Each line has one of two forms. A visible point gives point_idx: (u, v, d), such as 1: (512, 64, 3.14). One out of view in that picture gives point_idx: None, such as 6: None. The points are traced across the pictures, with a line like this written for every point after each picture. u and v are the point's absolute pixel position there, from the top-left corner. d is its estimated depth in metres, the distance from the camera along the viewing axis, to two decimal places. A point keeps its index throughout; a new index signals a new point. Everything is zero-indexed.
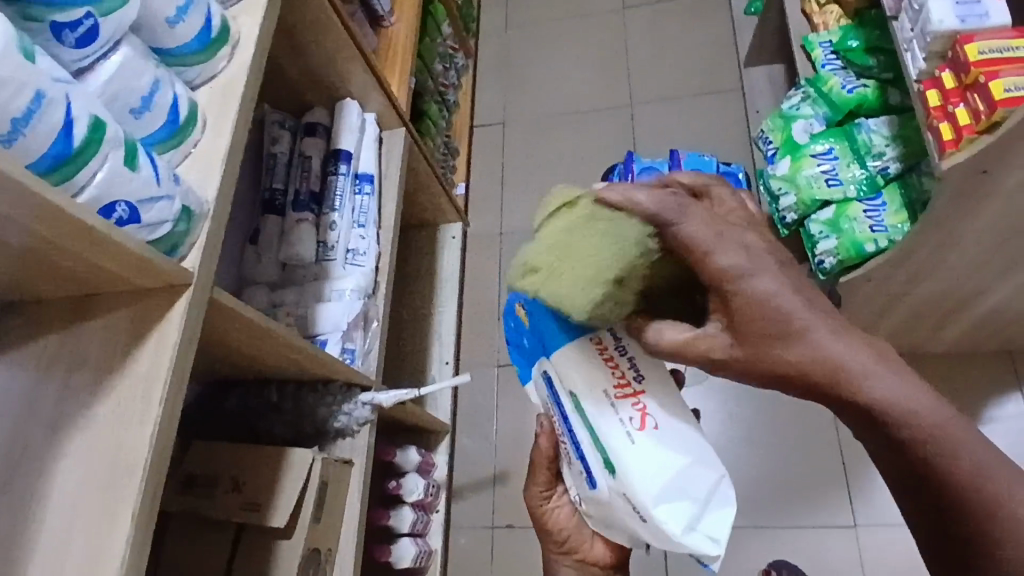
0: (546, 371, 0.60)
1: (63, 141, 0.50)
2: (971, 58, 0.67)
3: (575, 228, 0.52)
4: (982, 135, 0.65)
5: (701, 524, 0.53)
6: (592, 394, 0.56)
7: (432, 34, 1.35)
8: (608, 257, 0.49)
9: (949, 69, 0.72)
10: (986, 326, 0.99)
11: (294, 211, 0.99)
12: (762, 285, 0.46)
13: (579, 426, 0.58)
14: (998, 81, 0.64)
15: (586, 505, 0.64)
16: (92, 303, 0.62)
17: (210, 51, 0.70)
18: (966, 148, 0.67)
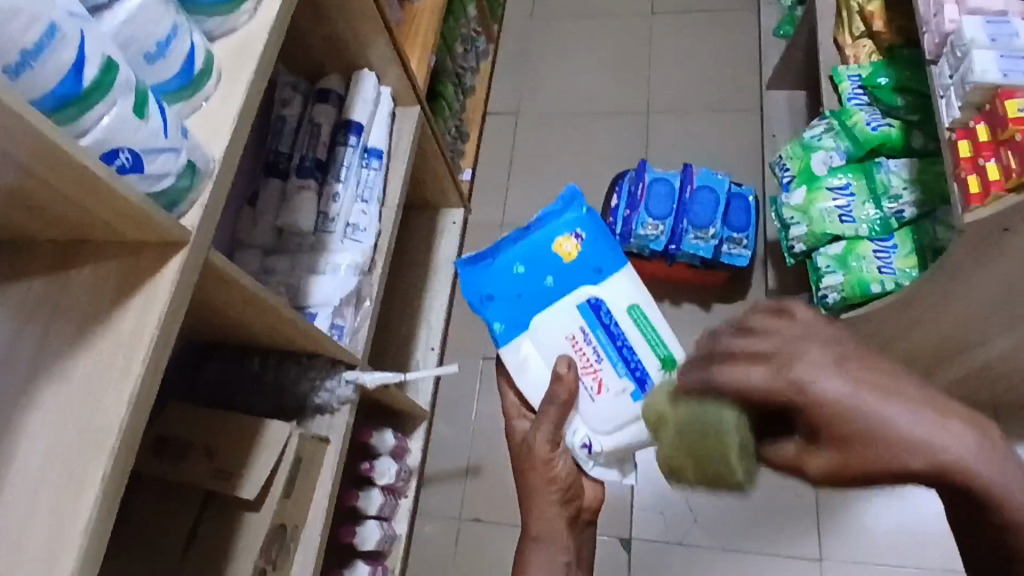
0: (597, 296, 0.79)
1: (73, 79, 0.47)
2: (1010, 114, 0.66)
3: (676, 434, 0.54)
4: (1010, 193, 0.64)
5: None
6: (647, 306, 0.80)
7: (456, 14, 1.33)
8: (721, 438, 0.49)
9: (984, 120, 0.70)
10: (974, 377, 1.00)
11: (298, 177, 0.97)
12: (833, 383, 0.41)
13: (633, 336, 0.79)
14: None
15: (609, 437, 0.78)
16: (82, 252, 0.60)
17: (234, 4, 0.68)
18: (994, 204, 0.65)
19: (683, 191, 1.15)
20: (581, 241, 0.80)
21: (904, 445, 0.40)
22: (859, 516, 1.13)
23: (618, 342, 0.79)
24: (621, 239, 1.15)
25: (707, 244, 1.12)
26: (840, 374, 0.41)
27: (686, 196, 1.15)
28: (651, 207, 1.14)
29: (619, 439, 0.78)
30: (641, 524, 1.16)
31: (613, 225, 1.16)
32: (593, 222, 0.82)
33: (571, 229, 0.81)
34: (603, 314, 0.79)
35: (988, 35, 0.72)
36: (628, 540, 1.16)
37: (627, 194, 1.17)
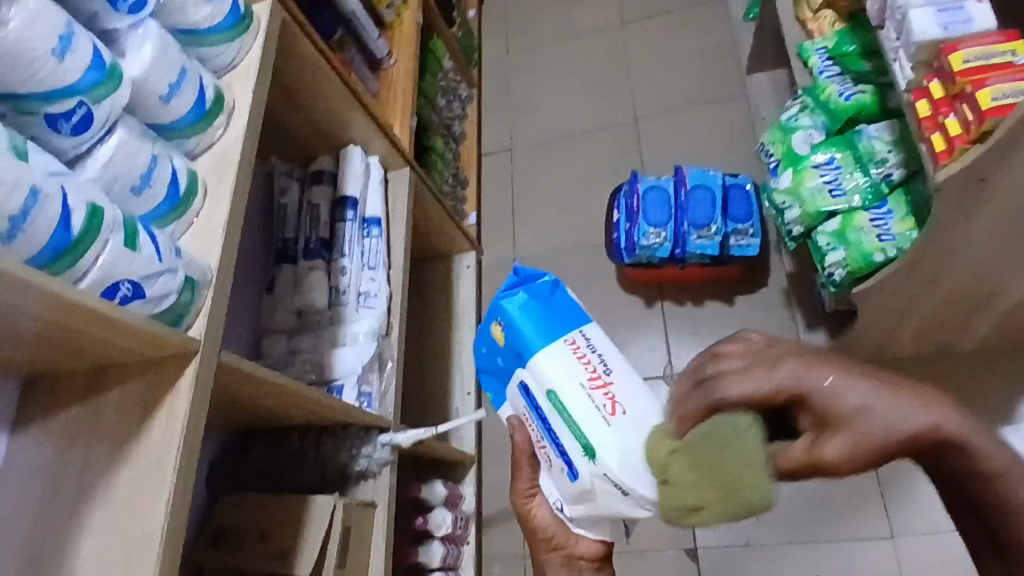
0: (524, 378, 0.67)
1: (63, 232, 0.53)
2: (955, 69, 0.67)
3: (696, 468, 0.52)
4: (974, 144, 0.66)
5: None
6: (569, 389, 0.64)
7: (432, 71, 1.39)
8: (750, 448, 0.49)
9: (937, 77, 0.72)
10: (1012, 319, 0.97)
11: (305, 259, 1.03)
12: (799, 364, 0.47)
13: (560, 423, 0.64)
14: (985, 91, 0.64)
15: (572, 506, 0.67)
16: (112, 377, 0.66)
17: (206, 122, 0.73)
18: (959, 158, 0.67)
19: (679, 194, 1.16)
20: (503, 327, 0.70)
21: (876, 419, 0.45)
22: (926, 487, 1.09)
23: (551, 426, 0.66)
24: (627, 253, 1.17)
25: (712, 241, 1.12)
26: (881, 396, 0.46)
27: (682, 198, 1.16)
28: (649, 216, 1.15)
29: (578, 510, 0.66)
30: (704, 532, 1.15)
31: (616, 240, 1.19)
32: (526, 300, 0.69)
33: (493, 318, 0.71)
34: (533, 397, 0.67)
35: None
36: (695, 549, 1.15)
37: (625, 208, 1.19)
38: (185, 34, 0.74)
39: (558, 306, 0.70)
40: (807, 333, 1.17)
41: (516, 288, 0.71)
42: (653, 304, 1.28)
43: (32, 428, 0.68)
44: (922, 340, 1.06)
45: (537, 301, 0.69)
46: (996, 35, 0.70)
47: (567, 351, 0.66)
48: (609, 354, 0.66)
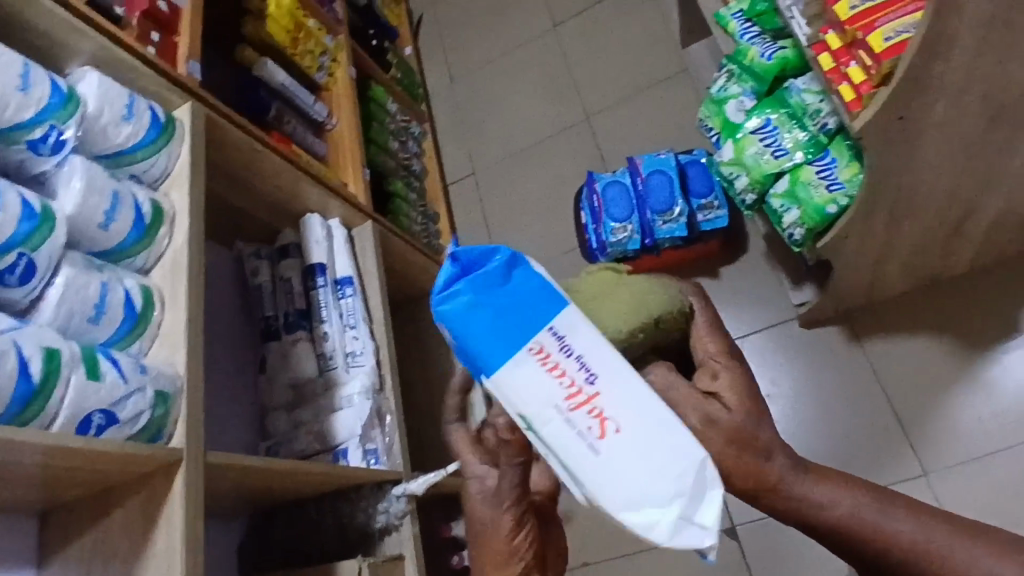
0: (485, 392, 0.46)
1: (24, 383, 0.56)
2: (843, 19, 0.73)
3: (610, 281, 0.54)
4: (879, 88, 0.71)
5: (695, 517, 0.40)
6: (538, 414, 0.43)
7: (378, 118, 1.41)
8: (656, 296, 0.51)
9: (831, 28, 0.77)
10: (991, 233, 0.96)
11: (288, 333, 1.05)
12: (728, 377, 0.49)
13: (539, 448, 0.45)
14: (876, 33, 0.70)
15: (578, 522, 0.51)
16: (111, 499, 0.69)
17: (149, 236, 0.76)
18: (869, 104, 0.72)
19: (637, 184, 1.16)
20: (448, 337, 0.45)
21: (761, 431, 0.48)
22: (949, 418, 1.08)
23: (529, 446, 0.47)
24: (600, 252, 1.18)
25: (678, 223, 1.12)
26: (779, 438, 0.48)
27: (641, 187, 1.16)
28: (612, 212, 1.16)
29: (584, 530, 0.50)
30: (739, 509, 1.17)
31: (588, 242, 1.19)
32: (472, 307, 0.44)
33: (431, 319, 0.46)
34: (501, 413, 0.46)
35: None
36: (733, 528, 1.16)
37: (589, 209, 1.20)
38: (112, 157, 0.77)
39: (521, 294, 0.44)
40: (795, 291, 1.16)
41: (456, 280, 0.44)
42: None
43: (53, 562, 0.71)
44: (911, 273, 1.05)
45: (490, 300, 0.44)
46: None
47: (532, 365, 0.43)
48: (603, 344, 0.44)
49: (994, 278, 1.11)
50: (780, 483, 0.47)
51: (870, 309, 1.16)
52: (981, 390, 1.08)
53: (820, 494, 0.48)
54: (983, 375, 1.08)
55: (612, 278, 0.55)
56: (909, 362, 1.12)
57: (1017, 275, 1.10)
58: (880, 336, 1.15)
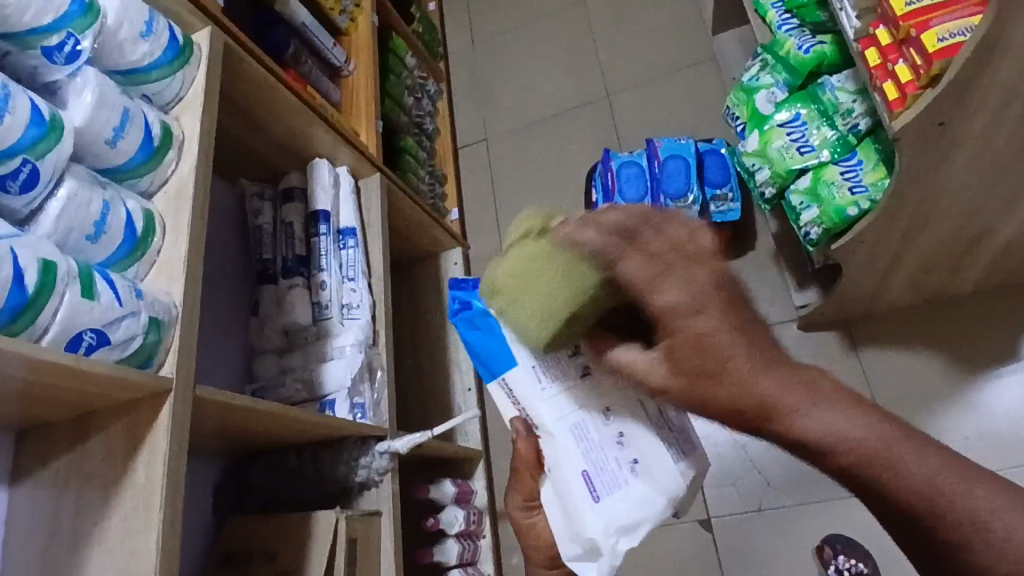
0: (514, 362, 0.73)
1: (18, 292, 0.54)
2: (898, 13, 0.71)
3: (528, 265, 0.53)
4: (926, 88, 0.69)
5: (581, 559, 0.61)
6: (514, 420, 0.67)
7: (395, 70, 1.38)
8: (561, 295, 0.51)
9: (882, 24, 0.77)
10: (1002, 255, 0.96)
11: (285, 277, 1.03)
12: (709, 323, 0.39)
13: None
14: (929, 32, 0.68)
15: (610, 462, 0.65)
16: (92, 424, 0.67)
17: (156, 158, 0.73)
18: (912, 105, 0.71)
19: (653, 167, 1.15)
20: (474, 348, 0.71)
21: (748, 380, 0.38)
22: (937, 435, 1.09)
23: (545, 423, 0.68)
24: None
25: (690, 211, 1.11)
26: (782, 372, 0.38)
27: (657, 170, 1.14)
28: (625, 191, 1.15)
29: None
30: (716, 502, 1.17)
31: None
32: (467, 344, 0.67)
33: None
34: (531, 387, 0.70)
35: None
36: (708, 520, 1.17)
37: (602, 186, 1.19)
38: (126, 73, 0.74)
39: (489, 338, 0.64)
40: (799, 292, 1.16)
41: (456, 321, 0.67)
42: None
43: (26, 482, 0.69)
44: (915, 287, 1.05)
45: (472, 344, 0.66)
46: None
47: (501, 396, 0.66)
48: (539, 417, 0.62)
49: (993, 301, 1.12)
50: (784, 414, 0.38)
51: (868, 319, 1.17)
52: (968, 411, 1.08)
53: (829, 423, 0.38)
54: (974, 396, 1.09)
55: (532, 254, 0.53)
56: (901, 376, 1.13)
57: (1018, 300, 1.11)
58: (875, 346, 1.15)
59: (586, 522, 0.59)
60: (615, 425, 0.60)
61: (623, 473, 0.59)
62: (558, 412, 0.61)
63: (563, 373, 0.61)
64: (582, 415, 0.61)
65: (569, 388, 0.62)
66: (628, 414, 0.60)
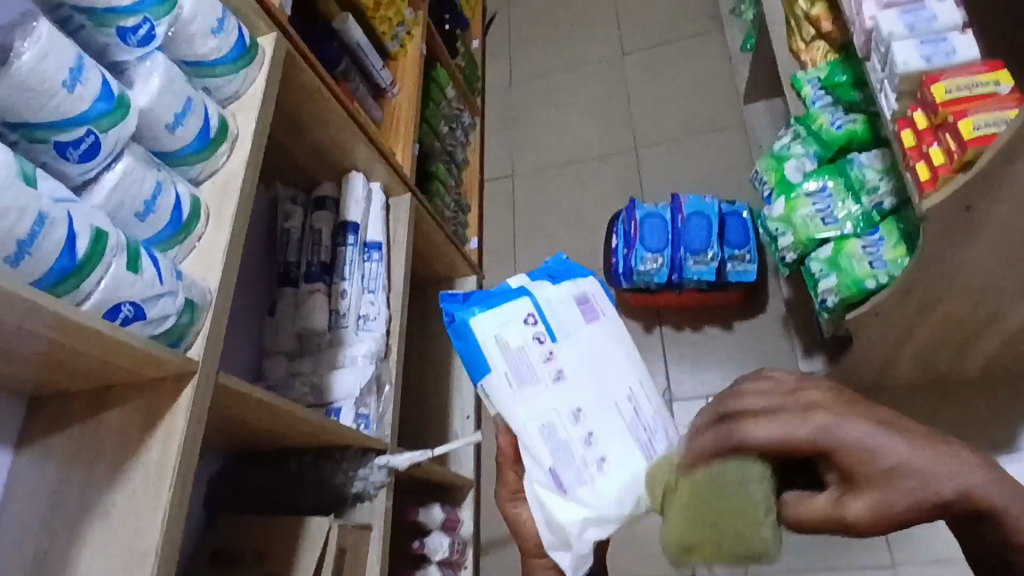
0: None
1: (68, 256, 0.55)
2: (938, 100, 0.76)
3: (691, 509, 0.54)
4: (958, 173, 0.73)
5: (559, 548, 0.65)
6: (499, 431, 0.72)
7: (435, 98, 1.42)
8: (751, 499, 0.52)
9: (920, 108, 0.81)
10: (1009, 345, 0.99)
11: (307, 282, 1.05)
12: (874, 431, 0.48)
13: None
14: (967, 121, 0.72)
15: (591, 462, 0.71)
16: (110, 398, 0.67)
17: (210, 149, 0.76)
18: (942, 187, 0.74)
19: (676, 222, 1.18)
20: None
21: (915, 483, 0.47)
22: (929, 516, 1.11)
23: None
24: (625, 278, 1.19)
25: (708, 267, 1.14)
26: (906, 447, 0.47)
27: (679, 225, 1.18)
28: (646, 241, 1.17)
29: None
30: None
31: (615, 265, 1.21)
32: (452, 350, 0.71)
33: None
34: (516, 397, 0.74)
35: (906, 25, 0.83)
36: None
37: (623, 234, 1.21)
38: (192, 65, 0.77)
39: (469, 346, 0.68)
40: (806, 360, 1.19)
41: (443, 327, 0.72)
42: (652, 329, 1.30)
43: (35, 448, 0.69)
44: (921, 367, 1.07)
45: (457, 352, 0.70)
46: (979, 65, 0.79)
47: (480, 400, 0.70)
48: (512, 415, 0.66)
49: (994, 390, 1.14)
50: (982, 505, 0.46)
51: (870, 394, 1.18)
52: None
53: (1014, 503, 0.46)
54: None
55: (687, 496, 0.55)
56: None
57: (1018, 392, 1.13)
58: None
59: (561, 514, 0.63)
60: (586, 426, 0.64)
61: (591, 469, 0.63)
62: (530, 412, 0.65)
63: (536, 377, 0.66)
64: (552, 416, 0.65)
65: (543, 389, 0.66)
66: (597, 416, 0.65)
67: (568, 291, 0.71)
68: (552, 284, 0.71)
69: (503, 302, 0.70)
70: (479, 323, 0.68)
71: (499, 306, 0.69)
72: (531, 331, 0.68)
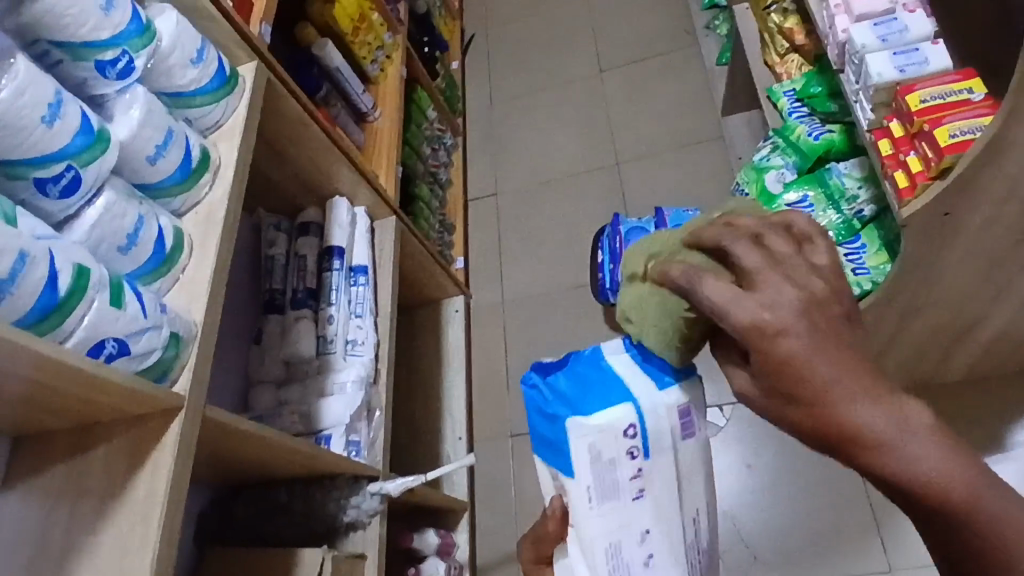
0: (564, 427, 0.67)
1: (50, 293, 0.54)
2: (913, 109, 0.78)
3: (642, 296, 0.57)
4: (935, 180, 0.75)
5: None
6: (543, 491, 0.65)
7: (416, 120, 1.43)
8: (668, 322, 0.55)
9: (895, 118, 0.84)
10: (992, 346, 1.00)
11: (293, 309, 1.04)
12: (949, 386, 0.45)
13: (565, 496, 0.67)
14: (942, 129, 0.75)
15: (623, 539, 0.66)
16: (94, 436, 0.66)
17: (192, 180, 0.75)
18: (920, 195, 0.76)
19: None
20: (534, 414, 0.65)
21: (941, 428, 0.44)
22: None
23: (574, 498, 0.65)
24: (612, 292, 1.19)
25: None
26: (873, 408, 0.39)
27: None
28: None
29: None
30: None
31: (601, 280, 1.22)
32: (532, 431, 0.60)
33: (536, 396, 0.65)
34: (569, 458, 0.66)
35: (879, 36, 0.85)
36: None
37: (608, 249, 1.23)
38: (171, 96, 0.77)
39: (553, 439, 0.57)
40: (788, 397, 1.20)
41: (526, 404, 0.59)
42: None
43: (18, 489, 0.67)
44: (908, 372, 1.08)
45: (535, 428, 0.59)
46: (952, 74, 0.81)
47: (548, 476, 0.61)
48: (585, 526, 0.56)
49: (980, 392, 1.15)
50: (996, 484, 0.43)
51: None
52: None
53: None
54: None
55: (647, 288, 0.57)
56: None
57: (1002, 391, 1.14)
58: None
59: None
60: (649, 548, 0.56)
61: None
62: (602, 530, 0.56)
63: (619, 492, 0.56)
64: (620, 535, 0.56)
65: (621, 508, 0.56)
66: (666, 543, 0.56)
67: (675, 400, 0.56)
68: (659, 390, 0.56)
69: (599, 404, 0.55)
70: (576, 426, 0.55)
71: (595, 407, 0.55)
72: (625, 445, 0.55)
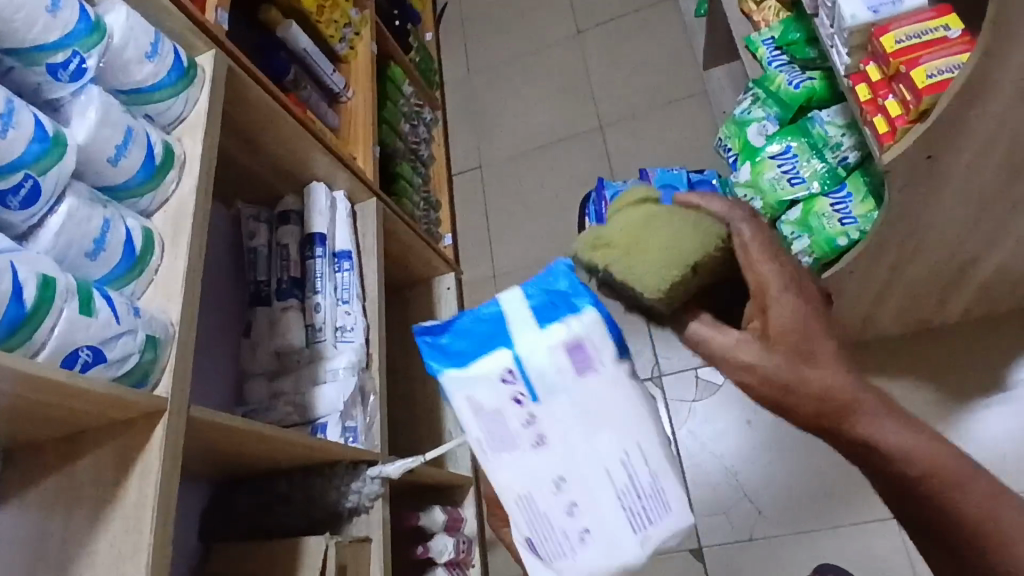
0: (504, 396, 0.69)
1: (16, 307, 0.53)
2: (888, 50, 0.75)
3: (648, 220, 0.58)
4: (915, 123, 0.74)
5: None
6: None
7: (392, 97, 1.40)
8: (687, 243, 0.55)
9: (871, 60, 0.81)
10: (987, 287, 0.99)
11: (279, 299, 1.03)
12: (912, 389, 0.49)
13: None
14: (918, 70, 0.72)
15: None
16: (82, 443, 0.66)
17: (157, 178, 0.74)
18: (901, 140, 0.74)
19: None
20: None
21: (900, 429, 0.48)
22: None
23: None
24: None
25: None
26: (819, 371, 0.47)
27: None
28: None
29: None
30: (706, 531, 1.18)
31: None
32: None
33: None
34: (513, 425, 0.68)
35: None
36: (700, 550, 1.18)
37: (595, 214, 1.21)
38: (129, 94, 0.74)
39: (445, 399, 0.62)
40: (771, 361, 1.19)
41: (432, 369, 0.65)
42: None
43: (12, 503, 0.67)
44: (903, 319, 1.07)
45: None
46: (929, 10, 0.78)
47: None
48: (496, 480, 0.59)
49: (977, 333, 1.14)
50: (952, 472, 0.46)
51: (860, 347, 1.18)
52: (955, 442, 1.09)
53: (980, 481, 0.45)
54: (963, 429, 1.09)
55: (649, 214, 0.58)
56: None
57: (1001, 331, 1.13)
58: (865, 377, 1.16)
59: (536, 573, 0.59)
60: (567, 495, 0.57)
61: (571, 541, 0.57)
62: (511, 481, 0.59)
63: (515, 441, 0.58)
64: (532, 485, 0.58)
65: (521, 457, 0.58)
66: (581, 487, 0.57)
67: (557, 336, 0.58)
68: (536, 329, 0.59)
69: (478, 355, 0.61)
70: (452, 379, 0.61)
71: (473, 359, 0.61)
72: (508, 391, 0.59)
